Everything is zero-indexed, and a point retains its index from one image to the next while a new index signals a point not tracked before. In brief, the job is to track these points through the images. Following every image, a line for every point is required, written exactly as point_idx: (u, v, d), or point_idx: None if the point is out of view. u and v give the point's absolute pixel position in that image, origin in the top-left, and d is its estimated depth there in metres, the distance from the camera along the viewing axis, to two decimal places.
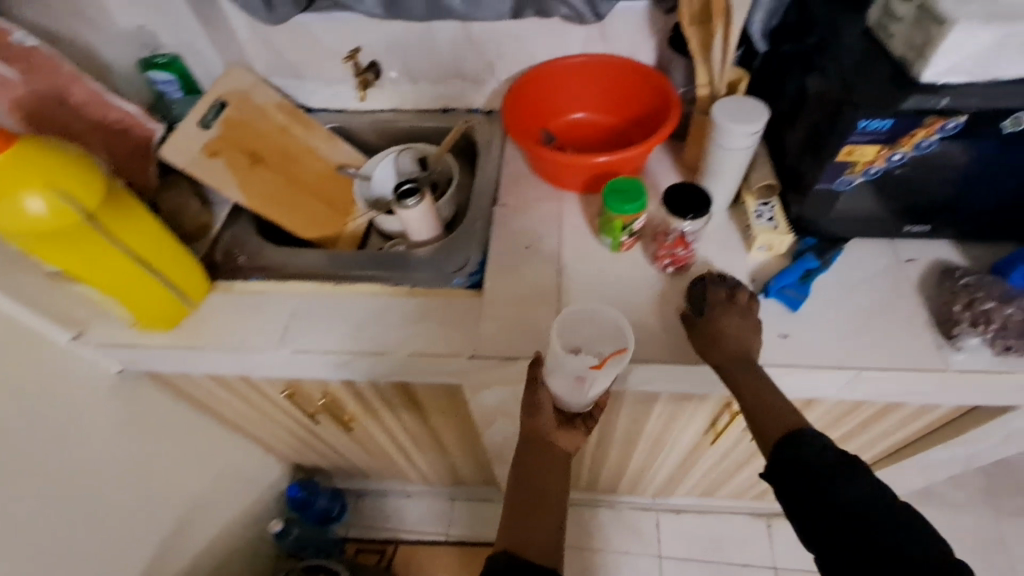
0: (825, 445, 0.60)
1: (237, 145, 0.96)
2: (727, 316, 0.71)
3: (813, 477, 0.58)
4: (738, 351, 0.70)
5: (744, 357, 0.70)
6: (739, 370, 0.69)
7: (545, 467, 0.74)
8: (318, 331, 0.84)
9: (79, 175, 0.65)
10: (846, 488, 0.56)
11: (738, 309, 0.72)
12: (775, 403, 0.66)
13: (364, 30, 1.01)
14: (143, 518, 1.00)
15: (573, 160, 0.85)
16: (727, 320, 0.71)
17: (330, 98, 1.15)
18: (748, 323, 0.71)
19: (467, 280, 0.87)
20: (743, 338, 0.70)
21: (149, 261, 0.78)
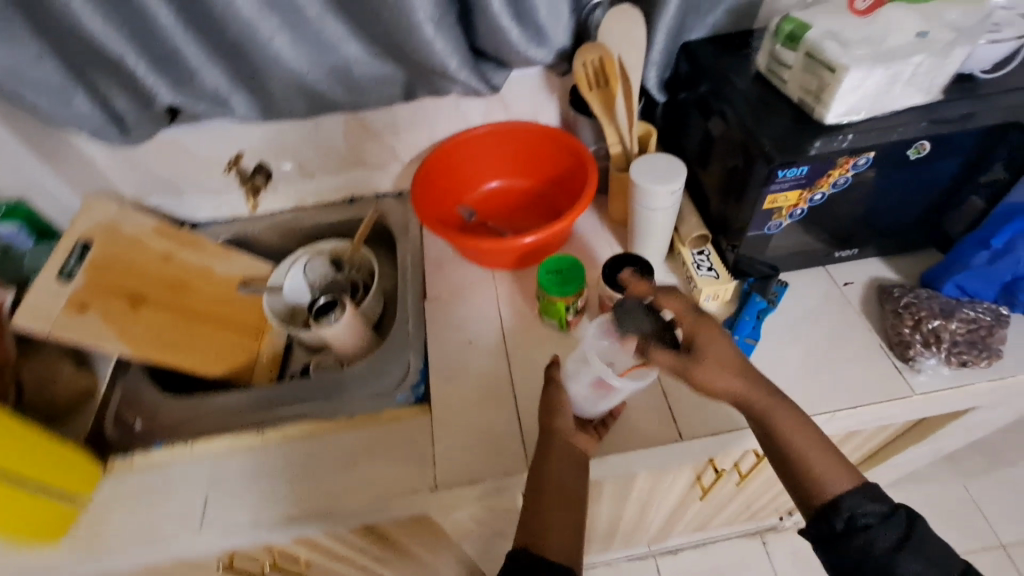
0: (879, 509, 0.55)
1: (112, 290, 0.82)
2: (710, 330, 0.60)
3: (873, 557, 0.54)
4: (747, 397, 0.59)
5: (756, 405, 0.59)
6: (766, 408, 0.59)
7: (564, 494, 0.62)
8: (248, 501, 0.71)
9: None
10: (911, 562, 0.53)
11: (705, 317, 0.61)
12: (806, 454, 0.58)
13: (242, 134, 0.91)
14: None
15: (500, 244, 0.79)
16: (715, 346, 0.59)
17: (219, 208, 1.03)
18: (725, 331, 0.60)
19: (413, 395, 0.78)
20: (738, 366, 0.59)
21: (4, 468, 0.62)
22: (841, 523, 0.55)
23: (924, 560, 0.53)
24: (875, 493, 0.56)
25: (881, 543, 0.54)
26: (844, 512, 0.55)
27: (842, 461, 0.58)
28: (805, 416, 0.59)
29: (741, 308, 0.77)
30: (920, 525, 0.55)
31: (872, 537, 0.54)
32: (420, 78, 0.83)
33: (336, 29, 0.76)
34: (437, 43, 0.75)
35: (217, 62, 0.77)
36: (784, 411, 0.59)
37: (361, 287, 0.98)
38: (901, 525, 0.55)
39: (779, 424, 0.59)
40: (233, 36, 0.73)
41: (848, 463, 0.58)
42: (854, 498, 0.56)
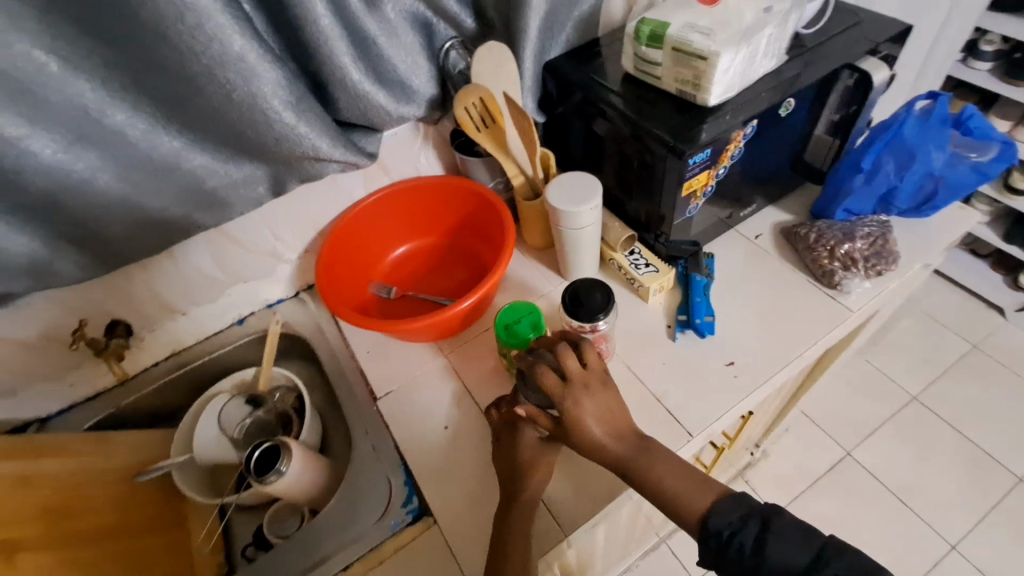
0: (736, 514, 0.53)
1: None
2: (585, 411, 0.59)
3: (748, 562, 0.50)
4: (613, 449, 0.60)
5: (624, 460, 0.59)
6: (631, 462, 0.59)
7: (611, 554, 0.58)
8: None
9: None
10: (779, 552, 0.49)
11: (576, 391, 0.60)
12: (665, 483, 0.57)
13: (80, 296, 0.73)
14: None
15: (442, 316, 0.73)
16: (591, 411, 0.60)
17: (76, 390, 0.82)
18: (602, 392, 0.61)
19: (406, 515, 0.68)
20: (609, 424, 0.60)
21: None
22: (711, 542, 0.53)
23: (790, 540, 0.49)
24: (734, 501, 0.54)
25: (747, 545, 0.50)
26: (709, 531, 0.53)
27: (700, 478, 0.57)
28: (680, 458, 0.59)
29: (687, 292, 0.79)
30: (777, 510, 0.52)
31: (739, 542, 0.51)
32: (287, 170, 0.72)
33: (172, 142, 0.64)
34: (300, 127, 0.66)
35: (23, 226, 0.61)
36: (652, 462, 0.58)
37: (293, 415, 0.83)
38: (758, 524, 0.51)
39: (653, 467, 0.58)
40: (41, 188, 0.58)
41: (707, 479, 0.57)
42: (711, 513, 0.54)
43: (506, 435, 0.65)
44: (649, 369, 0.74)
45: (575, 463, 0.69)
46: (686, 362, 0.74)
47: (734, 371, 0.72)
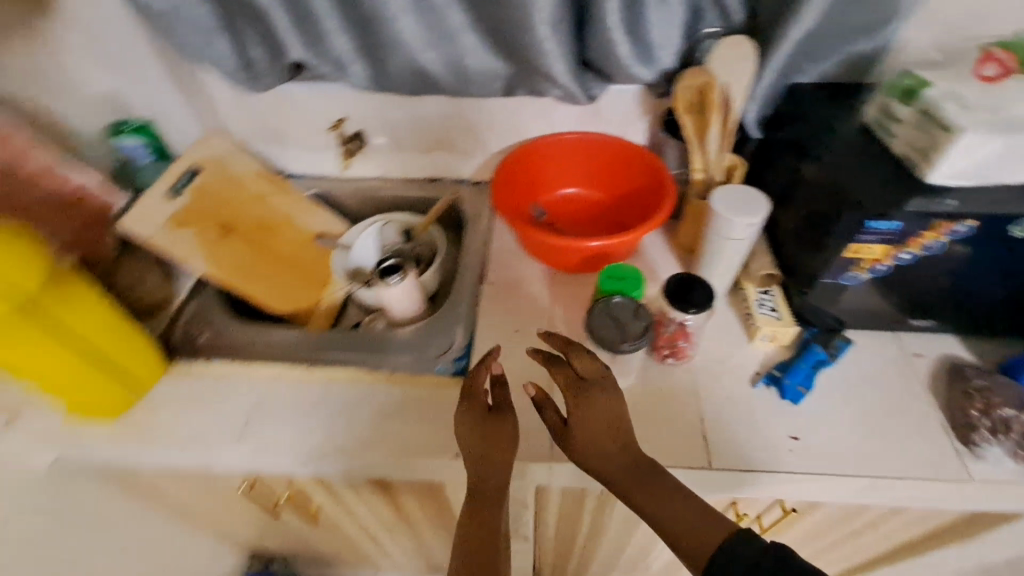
0: (749, 551, 0.53)
1: (210, 216, 0.91)
2: (587, 416, 0.64)
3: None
4: (614, 466, 0.62)
5: (624, 476, 0.62)
6: (624, 486, 0.61)
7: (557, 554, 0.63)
8: (303, 436, 0.75)
9: (18, 252, 0.57)
10: None
11: (586, 391, 0.65)
12: (663, 518, 0.59)
13: (351, 100, 0.98)
14: None
15: (566, 243, 0.82)
16: (593, 419, 0.64)
17: (311, 164, 1.09)
18: (608, 401, 0.64)
19: (453, 367, 0.80)
20: (613, 436, 0.63)
21: (95, 344, 0.68)
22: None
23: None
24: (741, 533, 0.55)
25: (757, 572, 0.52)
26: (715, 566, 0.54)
27: (708, 512, 0.58)
28: (684, 489, 0.60)
29: (797, 356, 0.75)
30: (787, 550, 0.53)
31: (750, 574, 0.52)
32: (523, 78, 0.87)
33: (459, 19, 0.82)
34: (549, 44, 0.79)
35: (348, 30, 0.85)
36: (654, 483, 0.60)
37: (423, 261, 1.01)
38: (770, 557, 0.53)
39: (654, 492, 0.60)
40: (367, 10, 0.81)
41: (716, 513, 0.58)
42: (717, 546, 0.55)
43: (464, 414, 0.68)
44: (712, 393, 0.73)
45: None
46: (754, 410, 0.72)
47: (794, 447, 0.69)
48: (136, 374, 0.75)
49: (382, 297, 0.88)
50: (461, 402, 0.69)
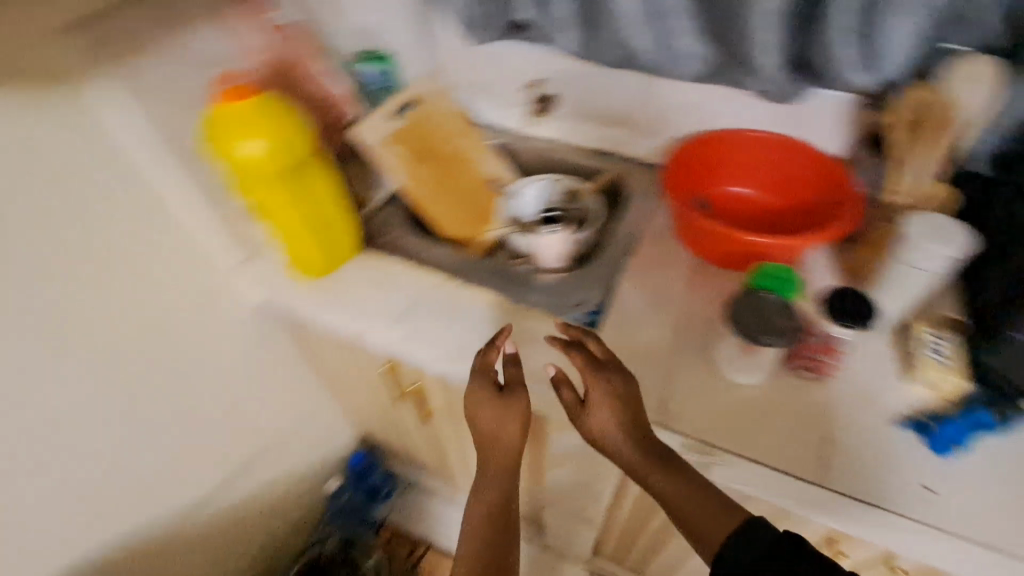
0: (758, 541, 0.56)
1: (414, 141, 1.05)
2: (603, 403, 0.68)
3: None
4: (630, 454, 0.67)
5: (639, 463, 0.67)
6: (639, 470, 0.66)
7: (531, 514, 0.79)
8: (444, 338, 0.87)
9: (296, 126, 0.75)
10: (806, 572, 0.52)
11: (604, 376, 0.69)
12: (674, 502, 0.64)
13: (554, 64, 1.06)
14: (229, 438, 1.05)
15: (727, 233, 0.82)
16: (609, 406, 0.68)
17: (502, 116, 1.18)
18: (624, 388, 0.69)
19: (585, 318, 0.87)
20: (628, 424, 0.67)
21: (321, 213, 0.85)
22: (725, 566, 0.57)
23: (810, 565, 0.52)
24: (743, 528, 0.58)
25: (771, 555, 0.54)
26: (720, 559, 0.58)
27: (717, 507, 0.62)
28: (695, 482, 0.64)
29: (955, 412, 0.69)
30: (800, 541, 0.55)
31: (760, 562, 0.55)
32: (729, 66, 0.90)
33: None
34: (767, 36, 0.80)
35: None
36: (668, 473, 0.65)
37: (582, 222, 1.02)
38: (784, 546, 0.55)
39: (666, 483, 0.65)
40: None
41: (731, 510, 0.62)
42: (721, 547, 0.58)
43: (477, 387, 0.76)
44: (845, 418, 0.70)
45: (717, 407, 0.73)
46: (888, 447, 0.68)
47: (925, 498, 0.64)
48: (337, 248, 0.92)
49: (533, 244, 0.95)
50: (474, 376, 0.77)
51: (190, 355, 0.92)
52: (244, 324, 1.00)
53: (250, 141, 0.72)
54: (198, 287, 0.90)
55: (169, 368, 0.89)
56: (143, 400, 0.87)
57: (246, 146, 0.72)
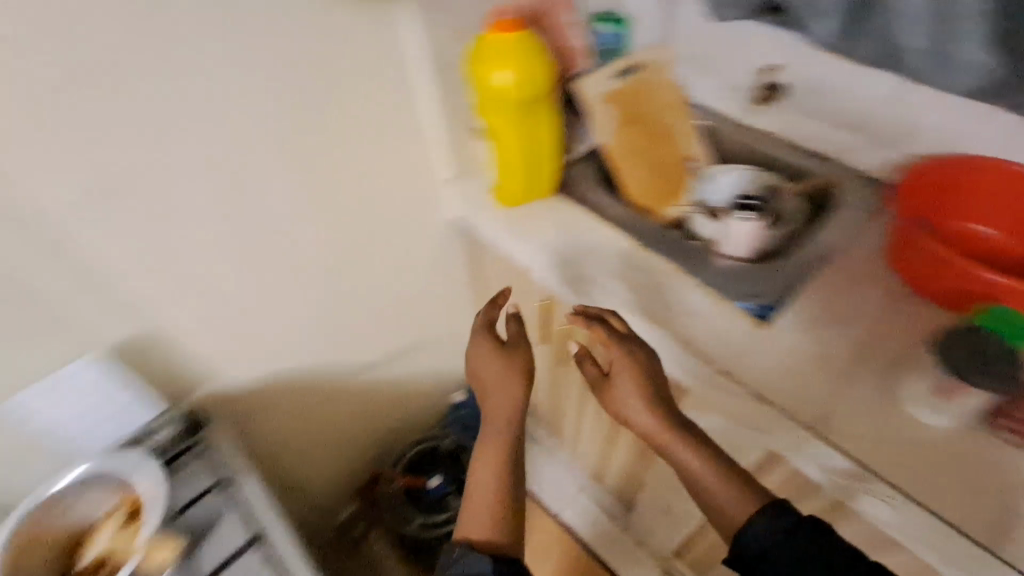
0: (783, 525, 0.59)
1: (629, 105, 1.05)
2: (623, 370, 0.72)
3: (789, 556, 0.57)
4: (650, 426, 0.69)
5: (659, 439, 0.69)
6: (658, 442, 0.69)
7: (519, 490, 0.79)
8: (612, 293, 0.90)
9: (544, 60, 0.84)
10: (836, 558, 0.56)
11: (625, 347, 0.74)
12: (694, 475, 0.66)
13: (800, 54, 1.01)
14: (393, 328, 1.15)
15: (960, 265, 0.74)
16: (628, 376, 0.72)
17: (717, 97, 1.16)
18: (642, 358, 0.73)
19: (759, 311, 0.84)
20: (643, 394, 0.70)
21: (537, 146, 0.93)
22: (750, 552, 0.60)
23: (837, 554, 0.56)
24: (770, 505, 0.61)
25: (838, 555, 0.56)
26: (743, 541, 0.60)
27: (734, 482, 0.64)
28: (721, 458, 0.66)
29: None
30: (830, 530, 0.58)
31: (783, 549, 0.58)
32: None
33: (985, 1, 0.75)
34: None
35: None
36: (686, 446, 0.67)
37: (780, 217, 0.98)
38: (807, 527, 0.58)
39: (685, 461, 0.67)
40: None
41: (753, 490, 0.63)
42: (745, 527, 0.60)
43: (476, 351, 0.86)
44: None
45: (882, 436, 0.69)
46: None
47: None
48: (540, 183, 0.98)
49: (722, 229, 0.94)
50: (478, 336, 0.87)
51: (390, 247, 1.05)
52: (436, 231, 1.11)
53: (507, 66, 0.82)
54: (412, 190, 1.02)
55: (372, 248, 1.02)
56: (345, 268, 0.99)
57: (501, 68, 0.82)
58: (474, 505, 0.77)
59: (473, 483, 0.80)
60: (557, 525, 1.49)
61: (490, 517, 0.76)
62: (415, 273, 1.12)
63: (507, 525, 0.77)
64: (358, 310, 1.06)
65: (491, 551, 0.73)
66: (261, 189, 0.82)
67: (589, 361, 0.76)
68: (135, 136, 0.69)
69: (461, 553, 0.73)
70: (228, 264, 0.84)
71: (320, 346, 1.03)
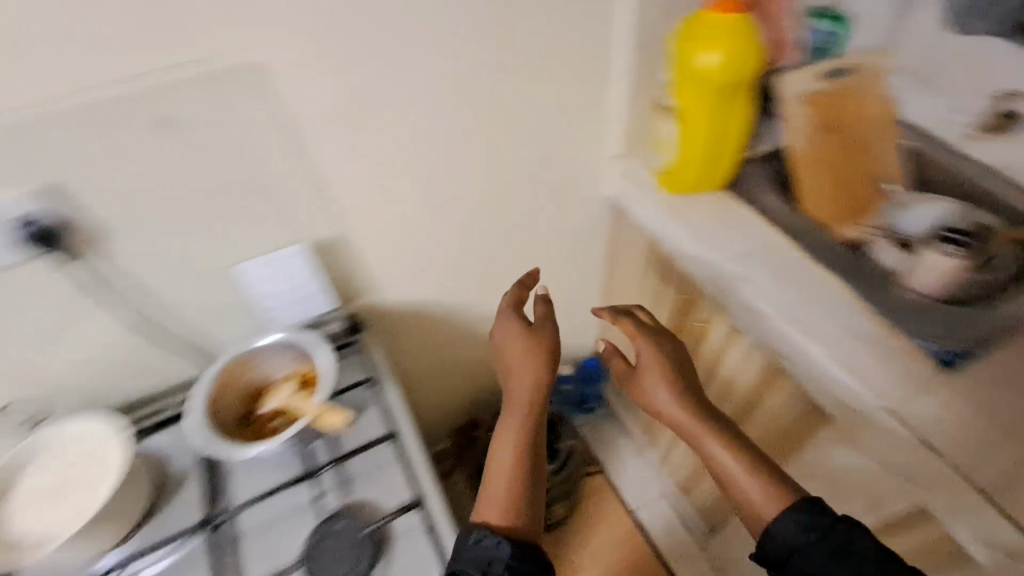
0: (812, 517, 0.59)
1: (831, 110, 0.97)
2: (651, 360, 0.78)
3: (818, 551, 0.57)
4: (678, 414, 0.73)
5: (687, 428, 0.72)
6: (684, 429, 0.72)
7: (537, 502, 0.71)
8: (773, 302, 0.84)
9: (756, 47, 0.81)
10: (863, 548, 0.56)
11: (648, 336, 0.80)
12: (720, 465, 0.67)
13: None
14: (526, 290, 1.19)
15: None
16: (654, 363, 0.77)
17: None
18: (666, 347, 0.79)
19: (942, 355, 0.75)
20: (671, 383, 0.75)
21: (722, 135, 0.90)
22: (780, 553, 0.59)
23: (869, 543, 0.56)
24: (804, 506, 0.60)
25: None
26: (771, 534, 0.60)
27: (761, 465, 0.66)
28: (748, 446, 0.68)
29: None
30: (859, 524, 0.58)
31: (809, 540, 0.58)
32: None
33: None
34: None
35: None
36: (710, 436, 0.70)
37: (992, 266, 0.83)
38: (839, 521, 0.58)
39: (712, 451, 0.69)
40: None
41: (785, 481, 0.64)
42: (770, 522, 0.61)
43: (505, 329, 0.82)
44: None
45: None
46: None
47: None
48: (712, 174, 0.95)
49: (910, 263, 0.87)
50: (502, 317, 0.83)
51: (549, 205, 1.07)
52: (589, 204, 1.12)
53: (717, 46, 0.80)
54: (580, 159, 1.03)
55: (530, 208, 1.05)
56: (502, 222, 1.04)
57: (711, 47, 0.81)
58: (492, 489, 0.70)
59: (492, 467, 0.72)
60: (631, 523, 1.42)
61: (507, 501, 0.68)
62: (561, 236, 1.14)
63: (525, 505, 0.69)
64: (502, 265, 1.11)
65: (511, 536, 0.66)
66: (462, 128, 0.87)
67: (614, 352, 0.84)
68: (383, 59, 0.74)
69: (477, 538, 0.65)
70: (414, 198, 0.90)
71: (460, 289, 1.09)
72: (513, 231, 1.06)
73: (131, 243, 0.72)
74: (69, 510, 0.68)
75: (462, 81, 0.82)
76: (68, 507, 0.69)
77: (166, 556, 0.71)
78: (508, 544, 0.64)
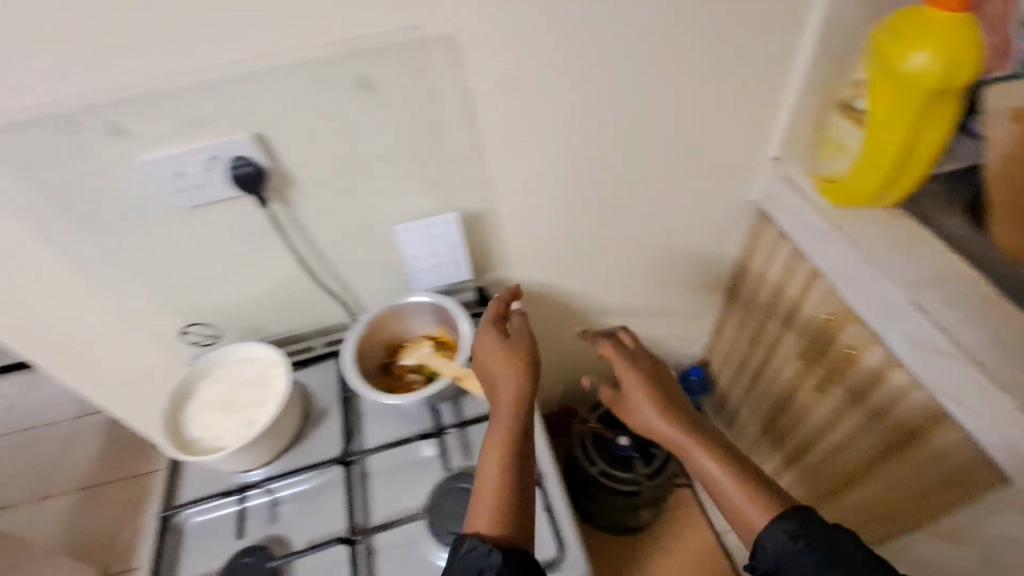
0: (796, 526, 0.58)
1: None
2: (634, 379, 0.75)
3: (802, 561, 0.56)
4: (667, 429, 0.70)
5: (680, 442, 0.69)
6: (675, 442, 0.69)
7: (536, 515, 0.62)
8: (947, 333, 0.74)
9: (977, 52, 0.70)
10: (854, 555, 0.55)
11: (634, 355, 0.78)
12: (711, 479, 0.65)
13: None
14: (648, 286, 1.16)
15: None
16: (637, 380, 0.75)
17: None
18: (650, 366, 0.77)
19: None
20: (658, 398, 0.72)
21: (913, 149, 0.80)
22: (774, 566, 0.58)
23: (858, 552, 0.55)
24: (793, 514, 0.59)
25: None
26: (761, 544, 0.59)
27: (751, 475, 0.64)
28: (737, 457, 0.66)
29: None
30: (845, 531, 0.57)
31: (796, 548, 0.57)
32: None
33: None
34: None
35: None
36: (700, 447, 0.67)
37: None
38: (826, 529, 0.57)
39: (702, 464, 0.66)
40: None
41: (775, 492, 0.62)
42: (763, 537, 0.59)
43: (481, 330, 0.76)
44: None
45: None
46: None
47: None
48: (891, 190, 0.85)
49: None
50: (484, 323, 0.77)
51: (691, 203, 1.03)
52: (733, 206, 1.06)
53: (925, 49, 0.71)
54: (734, 158, 0.98)
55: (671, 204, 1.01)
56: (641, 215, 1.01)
57: (918, 50, 0.71)
58: (482, 496, 0.61)
59: (477, 478, 0.63)
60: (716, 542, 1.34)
61: (498, 506, 0.60)
62: (696, 236, 1.10)
63: (519, 514, 0.60)
64: (631, 258, 1.08)
65: (508, 545, 0.57)
66: (622, 115, 0.85)
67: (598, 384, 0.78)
68: (562, 36, 0.73)
69: (470, 547, 0.57)
70: (559, 180, 0.90)
71: (585, 276, 1.08)
72: (650, 228, 1.04)
73: (315, 197, 0.77)
74: (239, 424, 0.76)
75: (637, 71, 0.80)
76: (238, 420, 0.77)
77: (303, 481, 0.78)
78: (502, 556, 0.56)
